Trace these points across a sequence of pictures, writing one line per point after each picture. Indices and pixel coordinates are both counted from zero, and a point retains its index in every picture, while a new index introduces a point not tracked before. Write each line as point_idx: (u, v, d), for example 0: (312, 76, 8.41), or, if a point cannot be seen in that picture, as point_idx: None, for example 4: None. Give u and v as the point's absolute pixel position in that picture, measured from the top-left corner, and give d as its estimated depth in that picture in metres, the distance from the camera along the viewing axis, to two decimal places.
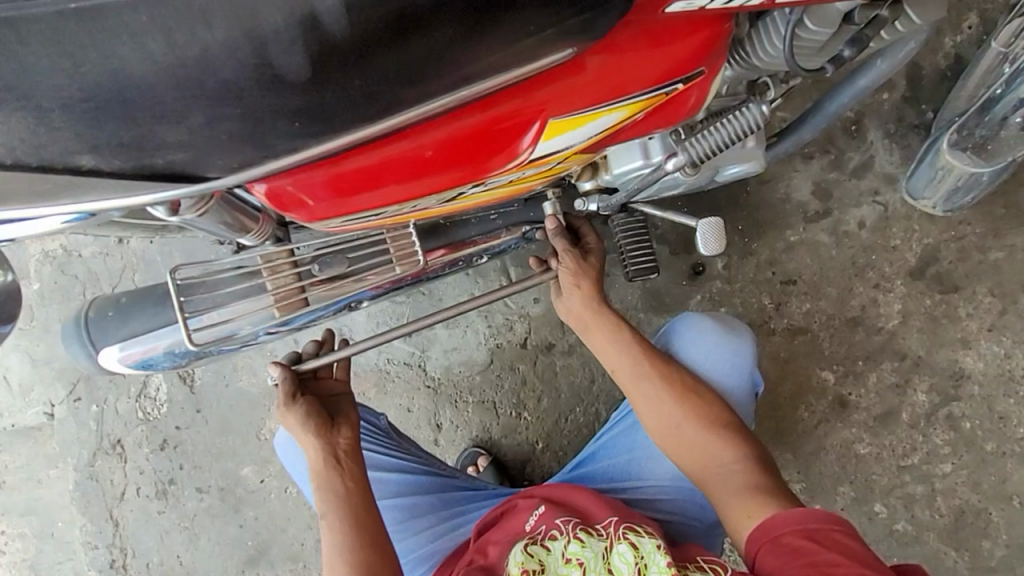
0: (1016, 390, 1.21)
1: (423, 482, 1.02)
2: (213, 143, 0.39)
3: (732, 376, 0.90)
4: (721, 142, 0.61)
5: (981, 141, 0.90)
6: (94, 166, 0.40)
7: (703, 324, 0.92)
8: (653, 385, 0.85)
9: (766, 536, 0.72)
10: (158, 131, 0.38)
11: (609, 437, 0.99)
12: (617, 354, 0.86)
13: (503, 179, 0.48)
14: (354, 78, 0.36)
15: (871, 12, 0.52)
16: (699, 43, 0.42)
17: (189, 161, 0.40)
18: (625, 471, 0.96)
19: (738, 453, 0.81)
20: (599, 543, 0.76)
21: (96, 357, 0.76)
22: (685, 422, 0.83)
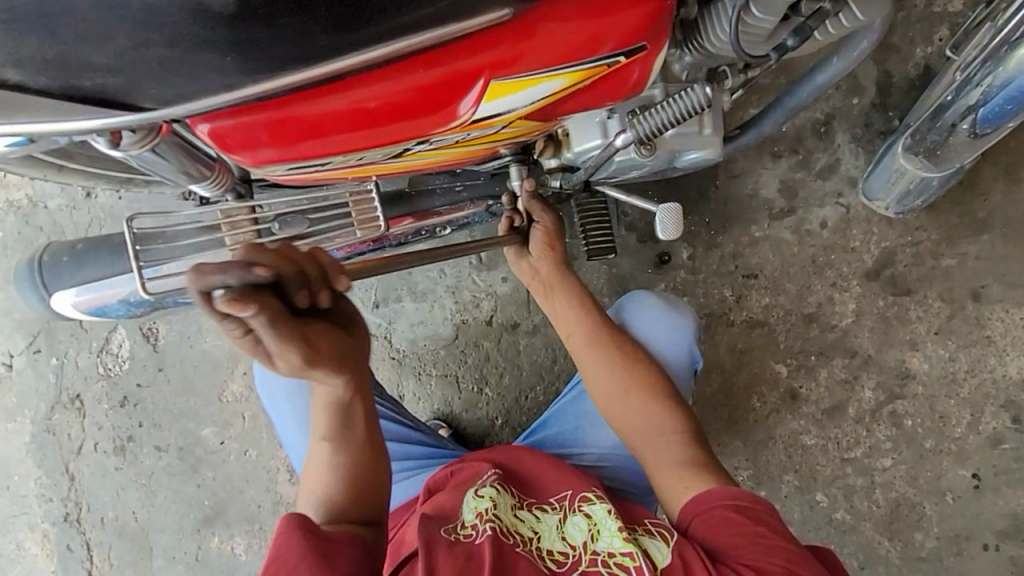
0: (957, 392, 1.26)
1: (388, 431, 1.03)
2: (143, 71, 0.39)
3: (673, 348, 0.93)
4: (666, 121, 0.62)
5: (930, 146, 0.92)
6: (18, 82, 0.40)
7: (650, 300, 0.96)
8: (603, 354, 0.87)
9: (700, 507, 0.78)
10: (83, 54, 0.38)
11: (560, 406, 1.01)
12: (573, 318, 0.89)
13: (449, 139, 0.49)
14: (284, 18, 0.37)
15: (815, 4, 0.53)
16: (641, 17, 0.44)
17: (118, 87, 0.40)
18: (571, 438, 0.99)
19: (677, 426, 0.85)
20: (553, 516, 0.80)
21: (49, 301, 0.76)
22: (631, 391, 0.86)
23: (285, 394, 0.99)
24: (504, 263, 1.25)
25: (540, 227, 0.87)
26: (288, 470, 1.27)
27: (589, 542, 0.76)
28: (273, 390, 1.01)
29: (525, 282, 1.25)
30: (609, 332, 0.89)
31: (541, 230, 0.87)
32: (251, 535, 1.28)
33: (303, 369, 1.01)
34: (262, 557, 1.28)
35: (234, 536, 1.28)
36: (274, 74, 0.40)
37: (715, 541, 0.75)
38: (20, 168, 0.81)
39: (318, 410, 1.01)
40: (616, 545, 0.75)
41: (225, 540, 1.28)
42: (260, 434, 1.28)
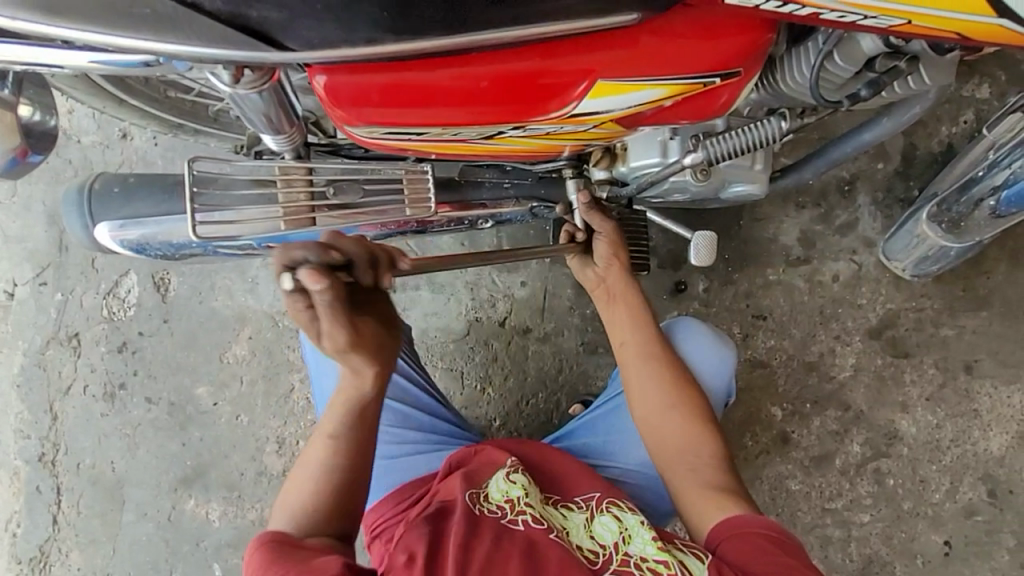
0: (939, 458, 1.30)
1: (420, 399, 1.01)
2: (304, 10, 0.41)
3: (716, 379, 0.96)
4: (738, 147, 0.67)
5: (955, 217, 0.98)
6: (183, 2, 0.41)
7: (698, 327, 0.98)
8: (651, 365, 0.88)
9: (732, 530, 0.75)
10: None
11: (588, 418, 1.03)
12: (628, 326, 0.89)
13: (542, 128, 0.52)
14: None
15: (890, 63, 0.56)
16: (743, 44, 0.47)
17: (279, 23, 0.42)
18: (599, 451, 1.00)
19: (712, 450, 0.85)
20: (580, 515, 0.82)
21: (92, 230, 0.76)
22: (672, 407, 0.87)
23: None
24: (526, 268, 1.27)
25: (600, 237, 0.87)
26: (277, 441, 1.26)
27: (619, 544, 0.76)
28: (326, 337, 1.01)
29: (543, 289, 1.27)
30: (662, 348, 0.89)
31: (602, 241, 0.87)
32: (228, 502, 1.26)
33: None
34: (237, 526, 1.25)
35: (211, 501, 1.25)
36: (411, 37, 0.42)
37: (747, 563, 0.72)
38: (82, 95, 0.83)
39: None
40: (649, 551, 0.74)
41: (201, 504, 1.25)
42: (255, 401, 1.26)
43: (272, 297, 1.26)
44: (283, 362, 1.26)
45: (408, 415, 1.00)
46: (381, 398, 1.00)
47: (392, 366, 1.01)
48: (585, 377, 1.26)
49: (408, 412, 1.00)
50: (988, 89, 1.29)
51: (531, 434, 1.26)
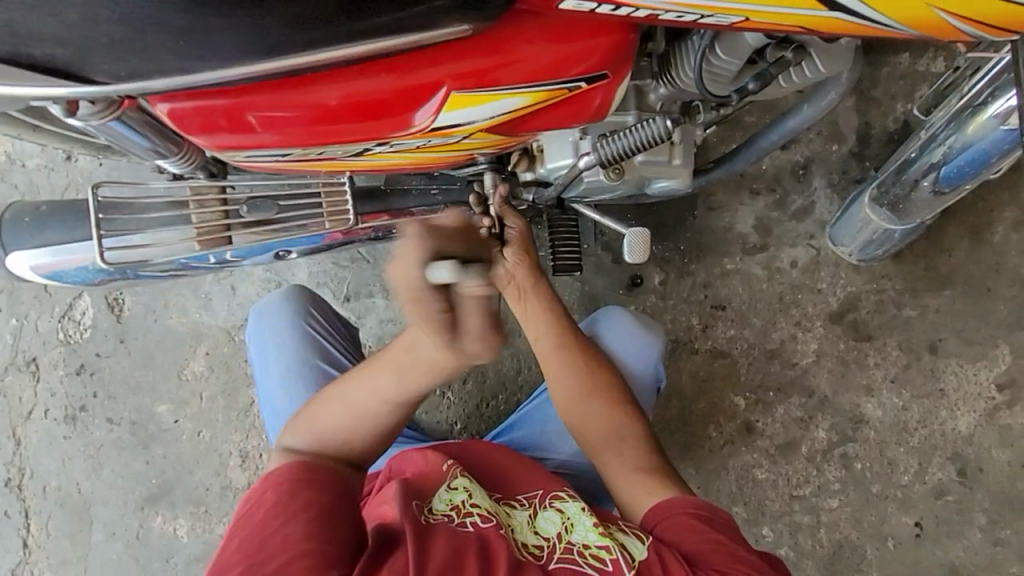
0: (906, 440, 1.29)
1: None
2: (93, 48, 0.40)
3: (639, 362, 0.96)
4: (629, 147, 0.65)
5: (895, 199, 0.95)
6: None
7: (622, 315, 0.98)
8: (569, 361, 0.88)
9: (670, 512, 0.80)
10: (31, 23, 0.39)
11: (526, 411, 1.03)
12: (541, 322, 0.87)
13: (410, 143, 0.50)
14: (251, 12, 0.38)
15: (778, 53, 0.55)
16: (600, 48, 0.46)
17: (67, 60, 0.41)
18: (533, 442, 1.00)
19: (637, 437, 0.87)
20: (523, 512, 0.82)
21: (5, 261, 0.75)
22: (595, 399, 0.88)
23: (280, 342, 0.99)
24: None
25: (511, 235, 0.81)
26: (240, 455, 1.26)
27: (563, 534, 0.78)
28: (273, 340, 0.99)
29: None
30: (577, 341, 0.89)
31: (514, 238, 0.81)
32: (195, 517, 1.26)
33: (302, 323, 1.00)
34: (204, 540, 1.26)
35: (178, 517, 1.26)
36: (246, 60, 0.41)
37: (690, 546, 0.76)
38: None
39: (303, 362, 0.98)
40: (591, 538, 0.76)
41: (168, 520, 1.26)
42: (215, 416, 1.27)
43: (226, 312, 1.26)
44: (241, 377, 1.26)
45: None
46: None
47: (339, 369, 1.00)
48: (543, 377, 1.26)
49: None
50: (942, 63, 1.26)
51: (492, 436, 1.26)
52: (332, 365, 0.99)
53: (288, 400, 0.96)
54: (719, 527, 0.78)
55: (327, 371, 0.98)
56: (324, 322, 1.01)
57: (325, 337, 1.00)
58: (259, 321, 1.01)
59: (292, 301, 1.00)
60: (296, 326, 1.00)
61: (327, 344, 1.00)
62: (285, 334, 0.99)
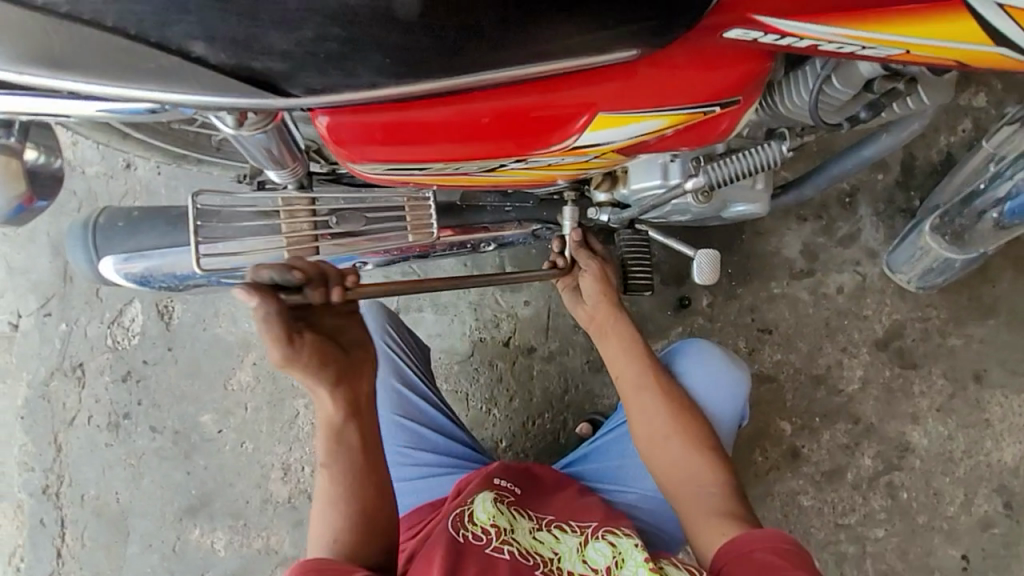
0: (952, 470, 1.29)
1: (436, 421, 1.02)
2: (309, 62, 0.42)
3: (722, 403, 0.95)
4: (739, 171, 0.68)
5: (959, 229, 0.97)
6: (200, 55, 0.42)
7: (705, 350, 0.98)
8: (651, 397, 0.89)
9: (737, 553, 0.75)
10: (270, 37, 0.41)
11: (601, 442, 1.02)
12: (625, 359, 0.90)
13: (543, 161, 0.52)
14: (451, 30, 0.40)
15: (889, 85, 0.57)
16: (741, 75, 0.47)
17: (281, 72, 0.42)
18: (610, 476, 0.99)
19: (715, 476, 0.85)
20: (573, 538, 0.81)
21: (97, 264, 0.77)
22: (673, 435, 0.87)
23: None
24: (529, 287, 1.26)
25: (588, 272, 0.89)
26: (282, 468, 1.25)
27: (613, 568, 0.76)
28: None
29: (547, 308, 1.26)
30: (659, 376, 0.90)
31: (588, 275, 0.89)
32: (234, 531, 1.25)
33: (377, 340, 1.00)
34: (242, 555, 1.24)
35: (216, 530, 1.24)
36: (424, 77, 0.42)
37: None
38: (87, 132, 0.84)
39: (379, 380, 1.01)
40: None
41: (206, 533, 1.24)
42: (259, 427, 1.26)
43: None
44: (287, 388, 1.26)
45: (425, 435, 1.00)
46: (399, 417, 1.01)
47: (411, 387, 1.01)
48: (591, 396, 1.26)
49: (425, 433, 1.00)
50: (984, 98, 1.29)
51: (538, 455, 1.26)
52: (406, 383, 1.01)
53: None
54: (800, 563, 0.72)
55: (401, 391, 1.01)
56: (399, 341, 1.02)
57: (400, 355, 1.02)
58: None
59: (371, 317, 1.01)
60: (372, 345, 1.01)
61: (400, 362, 1.02)
62: None
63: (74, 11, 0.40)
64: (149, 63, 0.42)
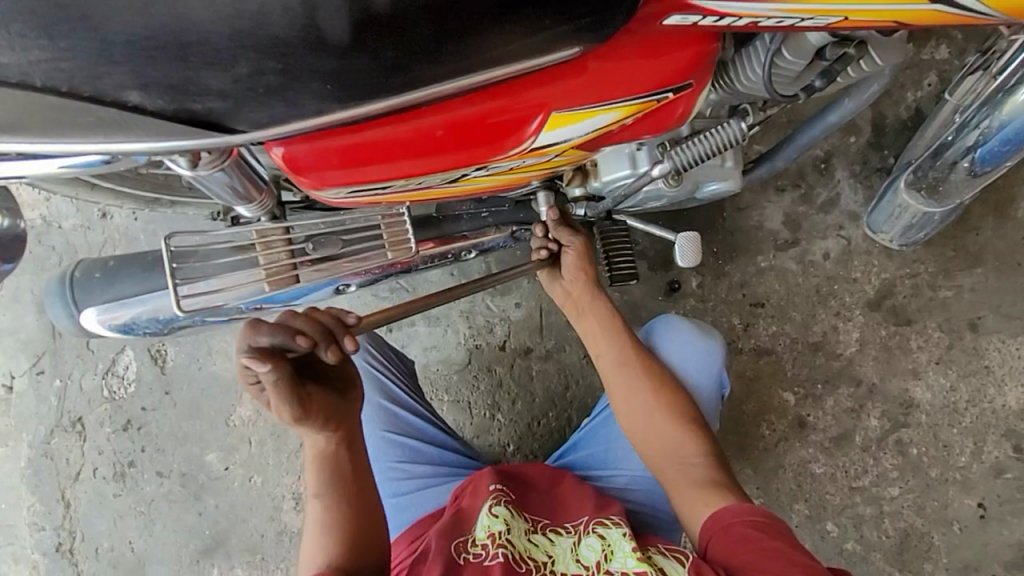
0: (959, 420, 1.29)
1: (426, 432, 1.03)
2: (249, 96, 0.42)
3: (702, 375, 0.96)
4: (702, 153, 0.67)
5: (932, 182, 0.98)
6: (139, 104, 0.42)
7: (680, 324, 0.98)
8: (630, 375, 0.89)
9: (718, 524, 0.78)
10: (204, 78, 0.40)
11: (590, 428, 1.03)
12: (601, 339, 0.91)
13: (505, 165, 0.53)
14: (388, 50, 0.40)
15: (841, 50, 0.57)
16: (690, 58, 0.47)
17: (224, 110, 0.43)
18: (601, 461, 1.00)
19: (699, 448, 0.86)
20: (568, 539, 0.82)
21: (77, 318, 0.77)
22: (657, 412, 0.88)
23: None
24: (519, 289, 1.26)
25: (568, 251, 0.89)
26: (294, 498, 1.25)
27: (602, 562, 0.78)
28: None
29: (538, 308, 1.26)
30: (638, 353, 0.91)
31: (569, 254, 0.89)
32: (253, 566, 1.24)
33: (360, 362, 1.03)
34: None
35: (235, 567, 1.24)
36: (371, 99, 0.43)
37: (732, 561, 0.74)
38: (55, 187, 0.84)
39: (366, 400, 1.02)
40: (629, 565, 0.76)
41: (225, 572, 1.24)
42: (265, 460, 1.25)
43: None
44: None
45: (417, 448, 1.02)
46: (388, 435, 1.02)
47: (398, 402, 1.03)
48: (592, 390, 1.26)
49: (417, 446, 1.02)
50: (947, 49, 1.30)
51: (547, 455, 1.26)
52: (393, 400, 1.03)
53: None
54: (777, 535, 0.75)
55: (388, 408, 1.02)
56: (381, 357, 1.03)
57: (383, 372, 1.03)
58: None
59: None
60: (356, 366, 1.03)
61: (384, 379, 1.03)
62: None
63: (3, 77, 0.40)
64: (92, 116, 0.43)
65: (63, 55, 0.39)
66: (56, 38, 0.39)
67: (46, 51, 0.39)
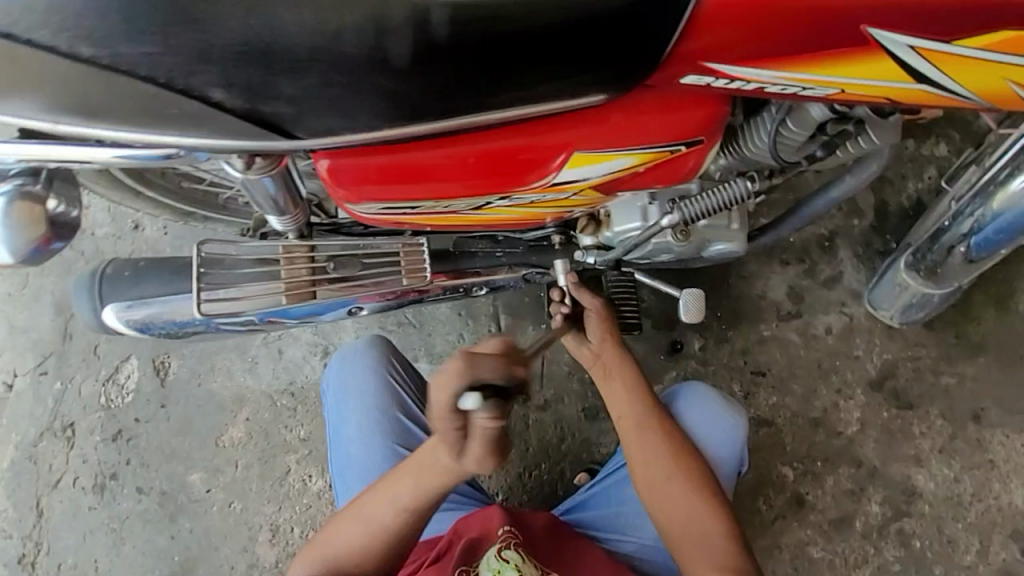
0: (963, 515, 1.25)
1: None
2: (313, 105, 0.48)
3: (721, 448, 0.96)
4: (710, 207, 0.71)
5: (931, 265, 1.01)
6: (220, 101, 0.47)
7: (703, 394, 0.99)
8: (652, 438, 0.87)
9: None
10: (278, 83, 0.46)
11: (600, 488, 1.00)
12: (626, 402, 0.88)
13: (526, 198, 0.58)
14: (438, 75, 0.46)
15: (839, 126, 0.64)
16: (704, 115, 0.53)
17: (289, 115, 0.48)
18: (610, 524, 0.98)
19: (723, 528, 0.82)
20: None
21: (99, 312, 0.80)
22: (678, 482, 0.85)
23: (360, 388, 1.02)
24: (523, 334, 1.28)
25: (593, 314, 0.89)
26: (272, 529, 1.21)
27: None
28: (350, 383, 1.02)
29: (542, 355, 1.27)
30: (662, 417, 0.89)
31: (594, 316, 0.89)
32: None
33: (383, 369, 1.03)
34: None
35: None
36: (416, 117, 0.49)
37: None
38: (102, 189, 0.89)
39: (382, 410, 1.01)
40: None
41: None
42: (249, 486, 1.23)
43: (272, 376, 1.26)
44: (280, 443, 1.24)
45: None
46: (399, 447, 0.99)
47: (413, 417, 1.03)
48: (588, 445, 1.24)
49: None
50: (945, 148, 1.38)
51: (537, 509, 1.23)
52: (408, 413, 1.03)
53: (367, 446, 0.99)
54: None
55: (404, 421, 1.01)
56: (402, 371, 1.04)
57: (401, 385, 1.04)
58: (340, 367, 1.03)
59: (370, 346, 1.03)
60: (378, 374, 1.02)
61: (403, 392, 1.03)
62: (366, 379, 1.02)
63: (114, 63, 0.45)
64: (179, 108, 0.48)
65: (168, 49, 0.45)
66: (168, 36, 0.44)
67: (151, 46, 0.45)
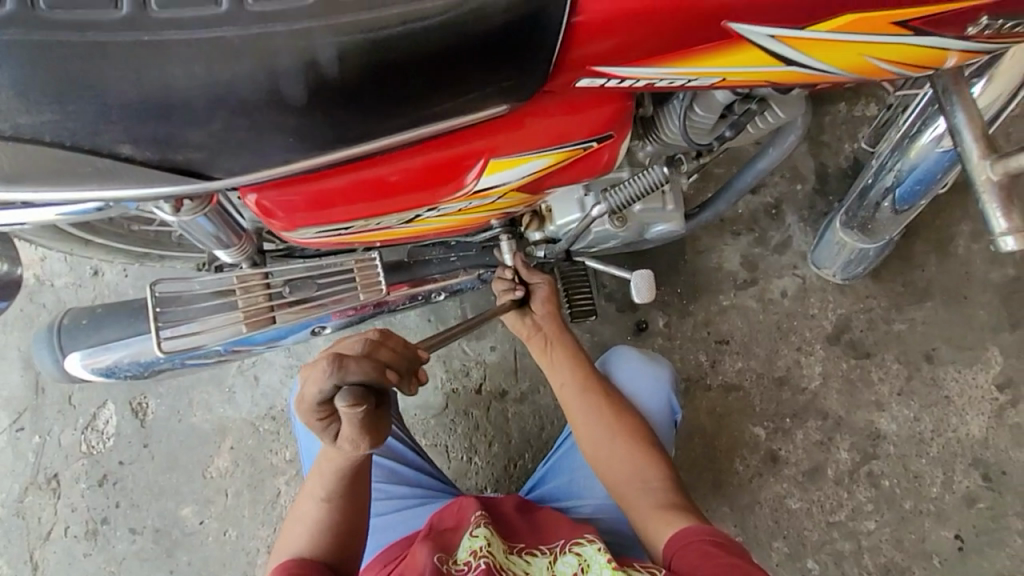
0: (926, 451, 1.32)
1: (407, 455, 1.09)
2: (223, 148, 0.51)
3: (653, 399, 1.01)
4: (634, 194, 0.75)
5: (863, 220, 1.07)
6: (128, 155, 0.50)
7: (629, 354, 1.05)
8: (590, 402, 0.95)
9: (680, 542, 0.78)
10: (185, 134, 0.49)
11: (554, 461, 1.06)
12: (565, 369, 0.97)
13: (455, 206, 0.63)
14: (340, 109, 0.49)
15: (745, 106, 0.68)
16: (608, 112, 0.57)
17: (201, 160, 0.51)
18: (566, 492, 1.03)
19: (660, 472, 0.89)
20: (543, 559, 0.83)
21: (63, 362, 0.82)
22: (618, 437, 0.92)
23: None
24: (493, 332, 1.31)
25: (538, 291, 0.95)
26: (269, 551, 1.23)
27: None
28: None
29: (513, 351, 1.31)
30: (598, 382, 0.97)
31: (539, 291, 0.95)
32: None
33: None
34: None
35: None
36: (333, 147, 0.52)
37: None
38: (48, 242, 0.89)
39: None
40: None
41: None
42: (242, 513, 1.25)
43: (251, 404, 1.27)
44: (267, 467, 1.26)
45: (399, 471, 1.07)
46: (371, 455, 1.07)
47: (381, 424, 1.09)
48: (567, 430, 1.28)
49: (399, 469, 1.07)
50: (875, 107, 1.44)
51: None
52: None
53: None
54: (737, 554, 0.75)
55: None
56: None
57: None
58: None
59: None
60: None
61: None
62: None
63: (19, 135, 0.48)
64: (90, 166, 0.51)
65: (69, 116, 0.47)
66: (65, 103, 0.47)
67: (54, 113, 0.47)
